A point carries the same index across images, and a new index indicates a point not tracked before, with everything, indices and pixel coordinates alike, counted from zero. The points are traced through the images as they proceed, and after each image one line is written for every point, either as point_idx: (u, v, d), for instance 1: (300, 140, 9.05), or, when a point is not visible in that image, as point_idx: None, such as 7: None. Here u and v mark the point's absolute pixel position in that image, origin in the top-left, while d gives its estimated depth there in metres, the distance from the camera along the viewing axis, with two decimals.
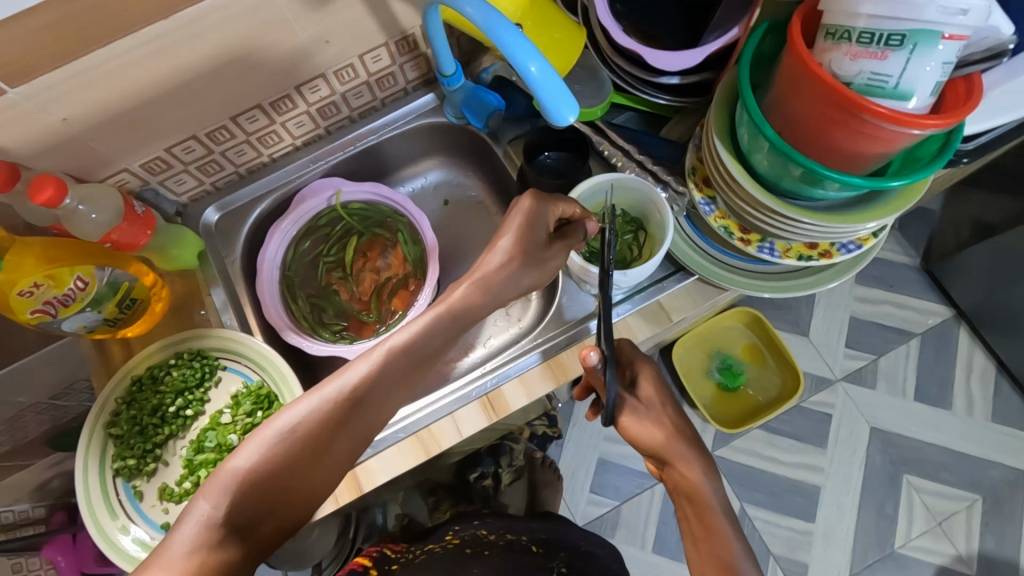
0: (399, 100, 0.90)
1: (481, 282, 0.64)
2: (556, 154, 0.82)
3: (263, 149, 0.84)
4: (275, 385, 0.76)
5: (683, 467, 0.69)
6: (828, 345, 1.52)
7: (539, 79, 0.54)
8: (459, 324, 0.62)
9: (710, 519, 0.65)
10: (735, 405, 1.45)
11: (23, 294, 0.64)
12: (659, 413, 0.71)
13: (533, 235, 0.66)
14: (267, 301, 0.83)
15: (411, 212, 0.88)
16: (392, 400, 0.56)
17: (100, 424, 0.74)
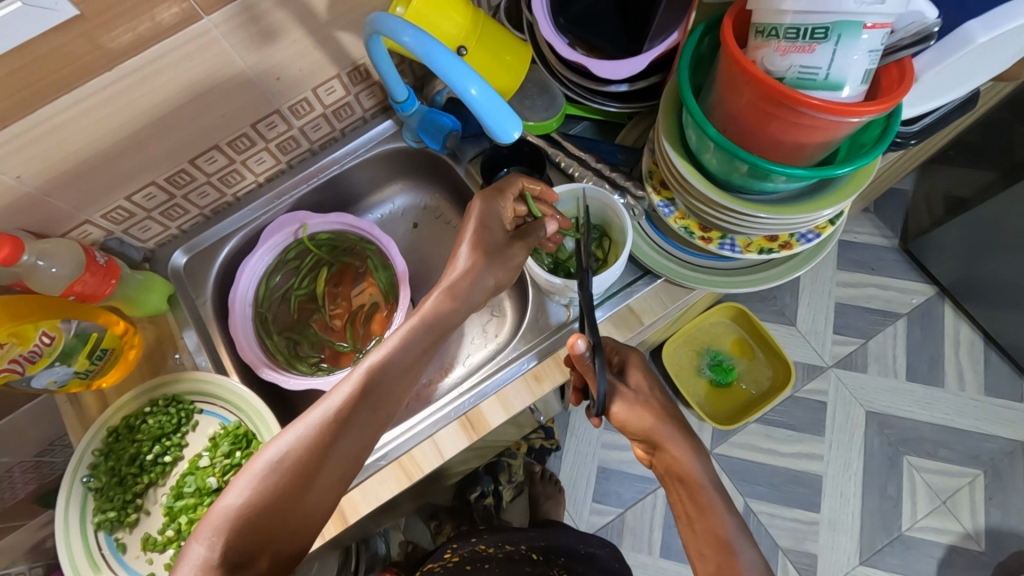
0: (359, 129, 0.90)
1: (451, 289, 0.68)
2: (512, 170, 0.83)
3: (226, 188, 0.85)
4: (252, 424, 0.75)
5: (675, 451, 0.71)
6: (815, 333, 1.52)
7: (480, 100, 0.55)
8: (432, 332, 0.65)
9: (702, 497, 0.68)
10: (726, 401, 1.45)
11: None
12: (644, 396, 0.72)
13: (491, 230, 0.71)
14: (241, 338, 0.83)
15: (379, 238, 0.88)
16: (375, 420, 0.58)
17: (77, 478, 0.73)
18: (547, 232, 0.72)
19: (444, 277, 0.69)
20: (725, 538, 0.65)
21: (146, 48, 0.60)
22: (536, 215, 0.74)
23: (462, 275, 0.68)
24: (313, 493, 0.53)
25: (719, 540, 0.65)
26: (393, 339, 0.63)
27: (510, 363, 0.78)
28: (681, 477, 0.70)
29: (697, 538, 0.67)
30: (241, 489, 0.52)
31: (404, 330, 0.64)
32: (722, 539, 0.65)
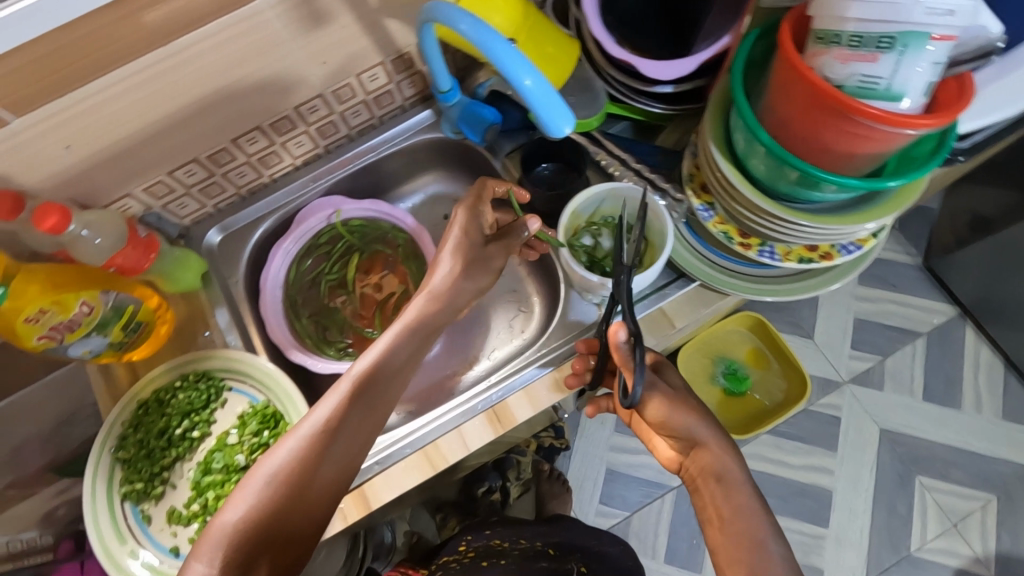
0: (397, 117, 0.90)
1: (436, 294, 0.70)
2: (550, 167, 0.84)
3: (264, 169, 0.85)
4: (281, 405, 0.75)
5: (711, 451, 0.71)
6: (831, 347, 1.51)
7: (534, 93, 0.55)
8: (421, 335, 0.67)
9: (733, 496, 0.68)
10: (739, 409, 1.44)
11: (29, 321, 0.64)
12: (676, 393, 0.72)
13: (466, 236, 0.73)
14: (269, 322, 0.84)
15: (412, 227, 0.89)
16: (368, 425, 0.60)
17: (105, 450, 0.74)
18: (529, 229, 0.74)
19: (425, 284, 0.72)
20: (756, 535, 0.64)
21: (202, 24, 0.61)
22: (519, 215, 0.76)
23: (442, 279, 0.71)
24: (313, 499, 0.55)
25: (746, 537, 0.64)
26: (381, 345, 0.64)
27: (539, 358, 0.78)
28: (714, 476, 0.70)
29: (726, 533, 0.66)
30: (241, 502, 0.53)
31: (393, 335, 0.65)
32: (749, 535, 0.64)
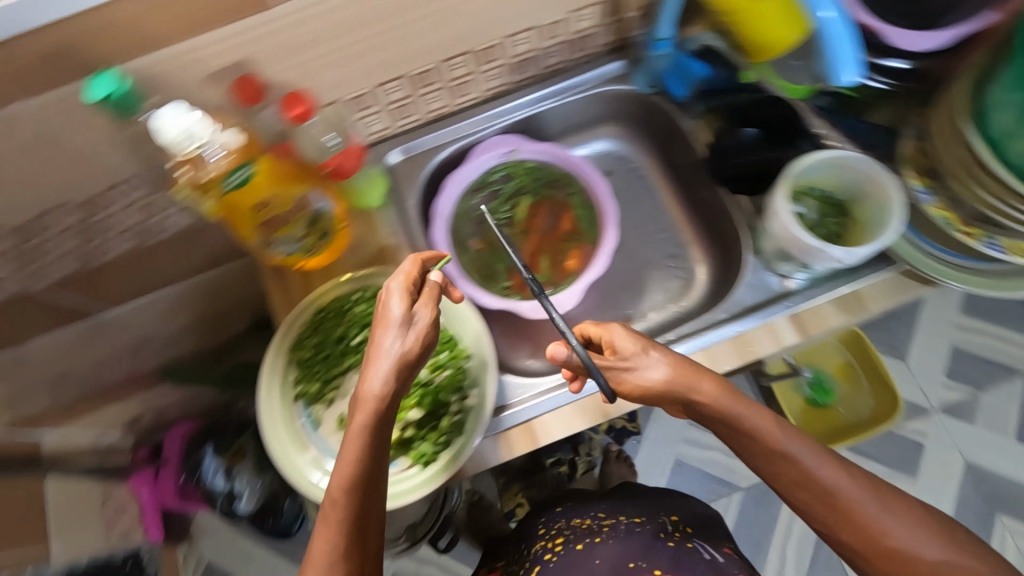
0: (585, 64, 0.88)
1: (409, 339, 0.58)
2: (757, 131, 0.79)
3: (454, 98, 0.85)
4: (455, 330, 0.74)
5: (722, 408, 0.64)
6: (925, 372, 1.46)
7: (835, 32, 0.65)
8: (380, 426, 0.58)
9: (784, 458, 0.63)
10: (824, 422, 1.40)
11: (258, 207, 0.68)
12: (659, 360, 0.65)
13: (410, 312, 0.59)
14: (437, 253, 0.84)
15: (590, 176, 0.86)
16: (371, 513, 0.59)
17: (280, 350, 0.74)
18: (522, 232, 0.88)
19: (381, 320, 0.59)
20: (826, 487, 0.62)
21: None
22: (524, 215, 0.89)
23: (385, 365, 0.57)
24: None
25: (821, 494, 0.62)
26: (349, 453, 0.58)
27: (722, 323, 0.76)
28: (753, 440, 0.64)
29: (799, 494, 0.63)
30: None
31: (355, 441, 0.57)
32: (826, 493, 0.62)
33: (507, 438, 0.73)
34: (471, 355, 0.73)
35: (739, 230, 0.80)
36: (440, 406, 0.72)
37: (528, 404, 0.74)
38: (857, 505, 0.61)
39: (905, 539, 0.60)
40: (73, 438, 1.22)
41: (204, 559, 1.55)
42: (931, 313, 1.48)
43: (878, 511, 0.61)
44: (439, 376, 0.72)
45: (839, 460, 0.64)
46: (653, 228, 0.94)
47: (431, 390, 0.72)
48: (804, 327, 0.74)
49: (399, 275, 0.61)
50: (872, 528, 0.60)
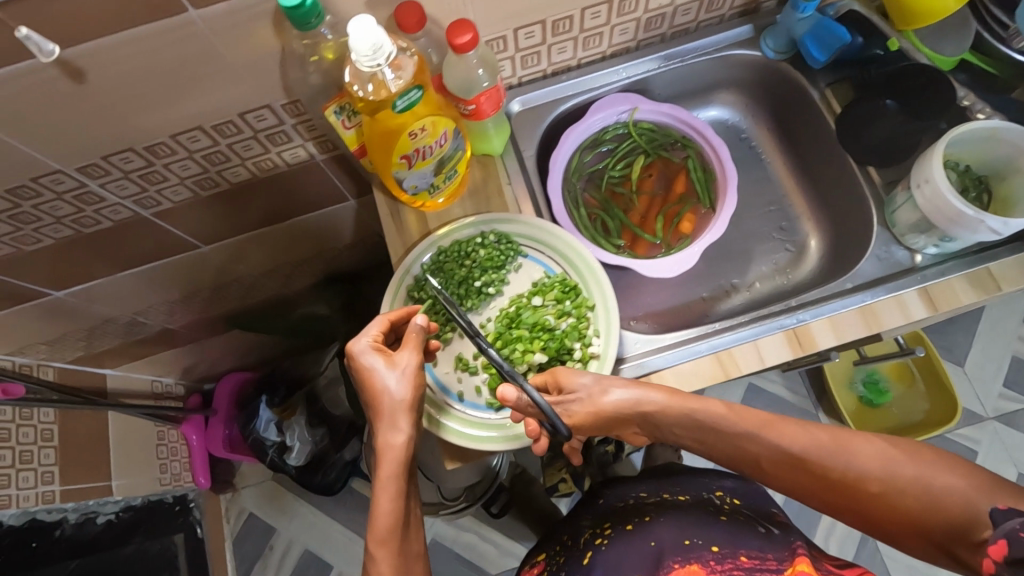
0: (711, 27, 0.87)
1: (407, 380, 0.68)
2: (895, 103, 0.77)
3: (580, 51, 0.84)
4: (579, 279, 0.76)
5: (678, 411, 0.65)
6: (982, 380, 1.44)
7: None
8: (402, 467, 0.67)
9: (747, 440, 0.64)
10: (876, 422, 1.41)
11: (411, 135, 0.65)
12: (602, 388, 0.66)
13: (391, 360, 0.69)
14: (552, 205, 0.83)
15: (709, 140, 0.85)
16: (410, 540, 0.67)
17: (403, 286, 0.76)
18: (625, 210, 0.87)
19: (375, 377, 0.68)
20: (794, 454, 0.62)
21: None
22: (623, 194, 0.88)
23: (393, 414, 0.67)
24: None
25: (795, 463, 0.62)
26: (380, 500, 0.66)
27: (849, 293, 0.75)
28: (713, 432, 0.65)
29: (778, 472, 0.63)
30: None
31: (385, 486, 0.66)
32: (797, 460, 0.62)
33: None
34: (594, 306, 0.74)
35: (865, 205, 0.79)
36: (564, 352, 0.71)
37: (648, 358, 0.74)
38: (831, 454, 0.60)
39: (893, 476, 0.58)
40: (134, 377, 1.35)
41: (245, 510, 1.62)
42: (994, 322, 1.46)
43: (856, 456, 0.60)
44: (568, 320, 0.73)
45: (802, 422, 0.63)
46: (761, 201, 0.93)
47: (556, 335, 0.72)
48: (934, 301, 0.72)
49: (365, 337, 0.70)
50: (855, 477, 0.59)
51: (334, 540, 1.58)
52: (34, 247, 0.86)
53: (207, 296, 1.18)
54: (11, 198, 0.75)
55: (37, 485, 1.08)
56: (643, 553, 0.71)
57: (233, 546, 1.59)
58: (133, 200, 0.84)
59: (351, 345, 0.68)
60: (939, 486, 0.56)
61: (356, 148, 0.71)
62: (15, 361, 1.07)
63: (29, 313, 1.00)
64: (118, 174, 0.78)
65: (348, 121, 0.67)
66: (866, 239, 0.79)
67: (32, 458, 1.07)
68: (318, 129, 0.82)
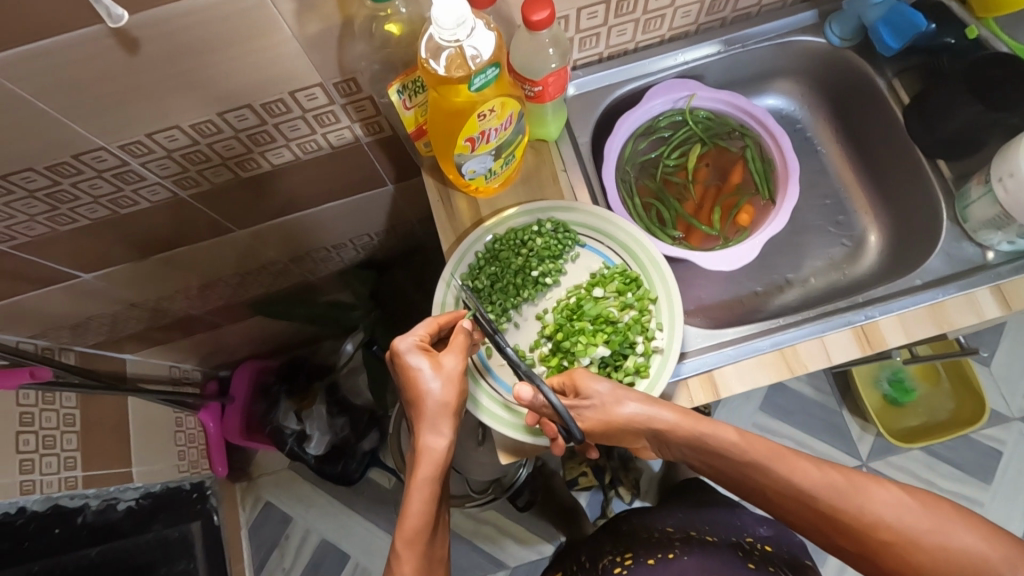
0: (773, 12, 0.84)
1: (452, 386, 0.66)
2: (975, 98, 0.73)
3: (639, 34, 0.81)
4: (641, 271, 0.74)
5: (687, 435, 0.63)
6: (1009, 379, 1.37)
7: None
8: (438, 472, 0.65)
9: (756, 471, 0.62)
10: (900, 420, 1.35)
11: (479, 116, 0.62)
12: (618, 401, 0.64)
13: (436, 362, 0.66)
14: (607, 193, 0.80)
15: (770, 129, 0.83)
16: (434, 543, 0.65)
17: (457, 274, 0.74)
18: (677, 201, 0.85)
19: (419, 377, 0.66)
20: (804, 491, 0.60)
21: None
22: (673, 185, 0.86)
23: (435, 418, 0.65)
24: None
25: (804, 500, 0.60)
26: (412, 501, 0.64)
27: (919, 290, 0.72)
28: (726, 461, 0.63)
29: (785, 504, 0.62)
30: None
31: (419, 490, 0.64)
32: (806, 497, 0.60)
33: (686, 386, 0.70)
34: (657, 299, 0.72)
35: (935, 193, 0.78)
36: (627, 345, 0.69)
37: (709, 355, 0.71)
38: (844, 497, 0.59)
39: (905, 526, 0.58)
40: (153, 363, 1.33)
41: (262, 498, 1.49)
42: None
43: (870, 501, 0.58)
44: (632, 312, 0.71)
45: (817, 461, 0.61)
46: (816, 193, 0.93)
47: (620, 328, 0.70)
48: (1008, 300, 0.70)
49: (410, 336, 0.66)
50: (866, 522, 0.58)
51: (359, 536, 1.44)
52: (68, 227, 0.83)
53: (235, 283, 1.14)
54: (51, 175, 0.72)
55: (61, 471, 1.01)
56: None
57: (250, 535, 1.46)
58: (173, 180, 0.81)
59: (397, 344, 0.65)
60: (952, 543, 0.56)
61: (413, 129, 0.71)
62: (37, 344, 1.07)
63: (57, 296, 0.97)
64: (161, 153, 0.75)
65: (409, 101, 0.67)
66: (936, 231, 0.78)
67: (54, 443, 1.01)
68: (368, 110, 0.78)
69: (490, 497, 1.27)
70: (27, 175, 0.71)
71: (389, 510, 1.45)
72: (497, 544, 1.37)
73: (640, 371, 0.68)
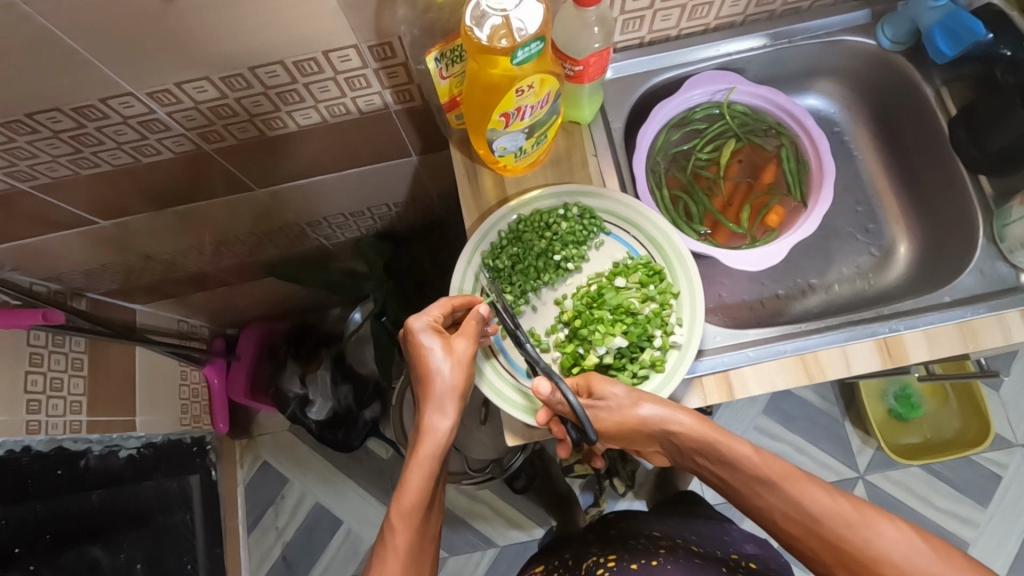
0: (824, 9, 0.82)
1: (461, 367, 0.65)
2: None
3: (684, 20, 0.78)
4: (665, 264, 0.72)
5: (701, 442, 0.62)
6: (1017, 404, 1.35)
7: None
8: (440, 454, 0.65)
9: (764, 487, 0.60)
10: (903, 435, 1.34)
11: (517, 92, 0.60)
12: (635, 403, 0.63)
13: (448, 345, 0.65)
14: (636, 181, 0.78)
15: (809, 131, 0.80)
16: (428, 524, 0.65)
17: (478, 252, 0.73)
18: (702, 198, 0.84)
19: (428, 357, 0.65)
20: (811, 515, 0.57)
21: None
22: (700, 184, 0.85)
23: (441, 400, 0.65)
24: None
25: (809, 525, 0.58)
26: (411, 479, 0.64)
27: (947, 306, 0.71)
28: (735, 472, 0.61)
29: (788, 529, 0.59)
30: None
31: (419, 468, 0.64)
32: (812, 522, 0.57)
33: (701, 384, 0.69)
34: (679, 293, 0.71)
35: (973, 206, 0.78)
36: (645, 338, 0.68)
37: (727, 354, 0.70)
38: (850, 527, 0.56)
39: (909, 567, 0.54)
40: (162, 315, 1.33)
41: (261, 457, 1.50)
42: None
43: (876, 534, 0.55)
44: (653, 305, 0.70)
45: (828, 487, 0.59)
46: (849, 198, 0.90)
47: (640, 320, 0.69)
48: None
49: (424, 316, 0.66)
50: (869, 556, 0.55)
51: (354, 503, 1.45)
52: (90, 171, 0.82)
53: (250, 243, 1.14)
54: (77, 117, 0.71)
55: (66, 414, 1.02)
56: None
57: (246, 492, 1.48)
58: (198, 133, 0.80)
59: (410, 322, 0.65)
60: None
61: (446, 100, 0.70)
62: (49, 288, 1.07)
63: (74, 241, 0.96)
64: (188, 104, 0.74)
65: (446, 70, 0.65)
66: (970, 247, 0.77)
67: (61, 386, 1.02)
68: (401, 77, 0.76)
69: (488, 476, 1.24)
70: (53, 116, 0.71)
71: (385, 481, 1.46)
72: (488, 523, 1.38)
73: (655, 365, 0.68)
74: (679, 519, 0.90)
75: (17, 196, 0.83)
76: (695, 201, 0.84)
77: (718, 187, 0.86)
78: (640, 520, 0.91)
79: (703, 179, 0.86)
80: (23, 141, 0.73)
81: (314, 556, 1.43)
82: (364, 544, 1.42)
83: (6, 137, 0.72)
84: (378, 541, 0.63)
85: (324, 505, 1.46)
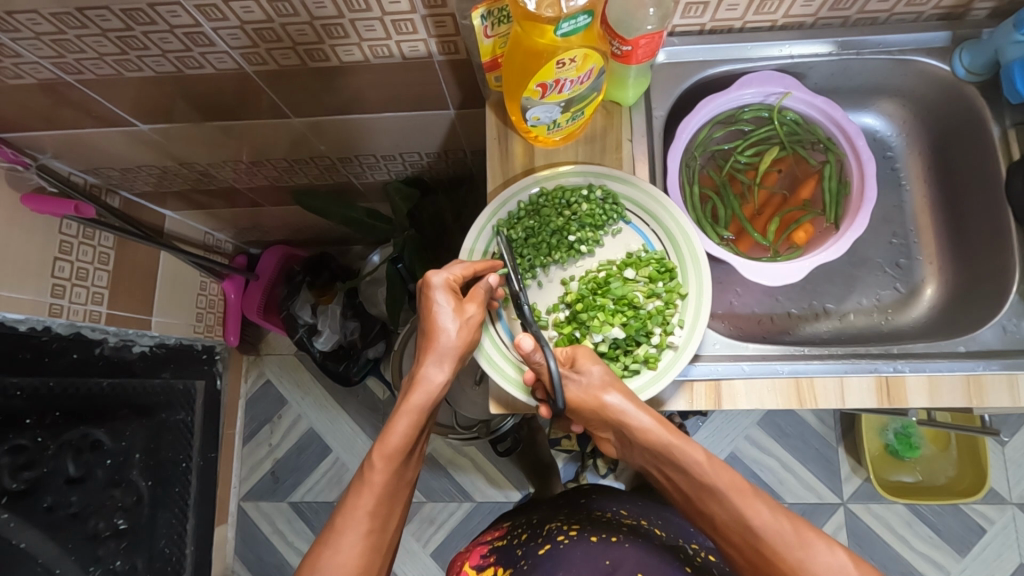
0: (903, 23, 0.77)
1: (467, 327, 0.67)
2: None
3: (749, 13, 0.74)
4: (680, 265, 0.71)
5: (657, 442, 0.62)
6: (1021, 465, 1.31)
7: None
8: (431, 405, 0.67)
9: (711, 496, 0.59)
10: (895, 473, 1.33)
11: (558, 63, 0.59)
12: (604, 388, 0.64)
13: (459, 306, 0.67)
14: (667, 174, 0.76)
15: (858, 151, 0.77)
16: (405, 469, 0.66)
17: (495, 218, 0.73)
18: (732, 201, 0.82)
19: (442, 314, 0.66)
20: (752, 530, 0.57)
21: None
22: (734, 188, 0.84)
23: (444, 356, 0.66)
24: (388, 530, 0.64)
25: (749, 539, 0.57)
26: (401, 422, 0.65)
27: (959, 356, 0.71)
28: (683, 476, 0.61)
29: (729, 539, 0.59)
30: (344, 549, 0.60)
31: (410, 414, 0.65)
32: (751, 536, 0.57)
33: (690, 388, 0.69)
34: (686, 295, 0.70)
35: (1010, 260, 0.76)
36: (643, 333, 0.68)
37: (721, 364, 0.70)
38: (785, 546, 0.56)
39: None
40: (189, 226, 1.37)
41: (264, 375, 1.55)
42: None
43: (811, 558, 0.55)
44: (660, 302, 0.69)
45: (769, 499, 0.59)
46: (886, 229, 0.87)
47: (641, 315, 0.69)
48: None
49: (444, 273, 0.67)
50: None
51: (345, 434, 1.50)
52: (134, 74, 0.83)
53: (281, 167, 1.14)
54: (125, 19, 0.72)
55: (87, 303, 1.06)
56: (593, 568, 0.71)
57: (246, 406, 1.54)
58: (241, 53, 0.80)
59: (430, 277, 0.66)
60: None
61: (488, 59, 0.68)
62: (86, 180, 1.11)
63: (113, 138, 0.99)
64: (234, 22, 0.73)
65: (491, 29, 0.63)
66: (998, 300, 0.76)
67: (86, 276, 1.06)
68: (448, 27, 0.74)
69: (473, 436, 1.28)
70: (102, 14, 0.71)
71: (377, 419, 1.50)
72: (468, 477, 1.42)
73: (648, 362, 0.67)
74: (650, 503, 0.91)
75: (62, 86, 0.85)
76: (725, 203, 0.82)
77: (751, 194, 0.84)
78: (609, 495, 0.92)
79: (738, 184, 0.84)
80: (73, 34, 0.74)
81: (299, 475, 1.49)
82: (348, 473, 1.48)
83: (57, 28, 0.73)
84: (356, 474, 0.64)
85: (316, 430, 1.51)
